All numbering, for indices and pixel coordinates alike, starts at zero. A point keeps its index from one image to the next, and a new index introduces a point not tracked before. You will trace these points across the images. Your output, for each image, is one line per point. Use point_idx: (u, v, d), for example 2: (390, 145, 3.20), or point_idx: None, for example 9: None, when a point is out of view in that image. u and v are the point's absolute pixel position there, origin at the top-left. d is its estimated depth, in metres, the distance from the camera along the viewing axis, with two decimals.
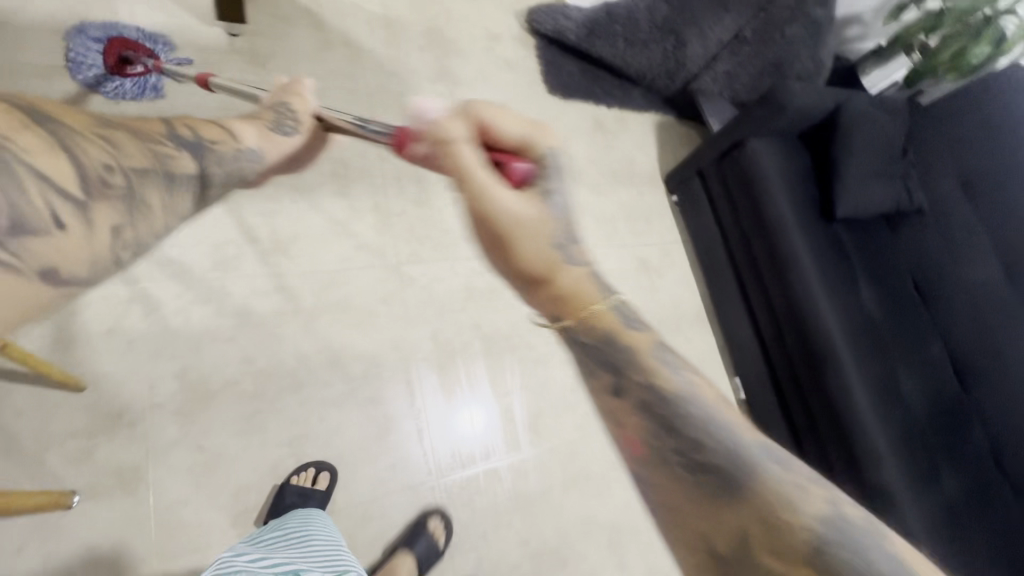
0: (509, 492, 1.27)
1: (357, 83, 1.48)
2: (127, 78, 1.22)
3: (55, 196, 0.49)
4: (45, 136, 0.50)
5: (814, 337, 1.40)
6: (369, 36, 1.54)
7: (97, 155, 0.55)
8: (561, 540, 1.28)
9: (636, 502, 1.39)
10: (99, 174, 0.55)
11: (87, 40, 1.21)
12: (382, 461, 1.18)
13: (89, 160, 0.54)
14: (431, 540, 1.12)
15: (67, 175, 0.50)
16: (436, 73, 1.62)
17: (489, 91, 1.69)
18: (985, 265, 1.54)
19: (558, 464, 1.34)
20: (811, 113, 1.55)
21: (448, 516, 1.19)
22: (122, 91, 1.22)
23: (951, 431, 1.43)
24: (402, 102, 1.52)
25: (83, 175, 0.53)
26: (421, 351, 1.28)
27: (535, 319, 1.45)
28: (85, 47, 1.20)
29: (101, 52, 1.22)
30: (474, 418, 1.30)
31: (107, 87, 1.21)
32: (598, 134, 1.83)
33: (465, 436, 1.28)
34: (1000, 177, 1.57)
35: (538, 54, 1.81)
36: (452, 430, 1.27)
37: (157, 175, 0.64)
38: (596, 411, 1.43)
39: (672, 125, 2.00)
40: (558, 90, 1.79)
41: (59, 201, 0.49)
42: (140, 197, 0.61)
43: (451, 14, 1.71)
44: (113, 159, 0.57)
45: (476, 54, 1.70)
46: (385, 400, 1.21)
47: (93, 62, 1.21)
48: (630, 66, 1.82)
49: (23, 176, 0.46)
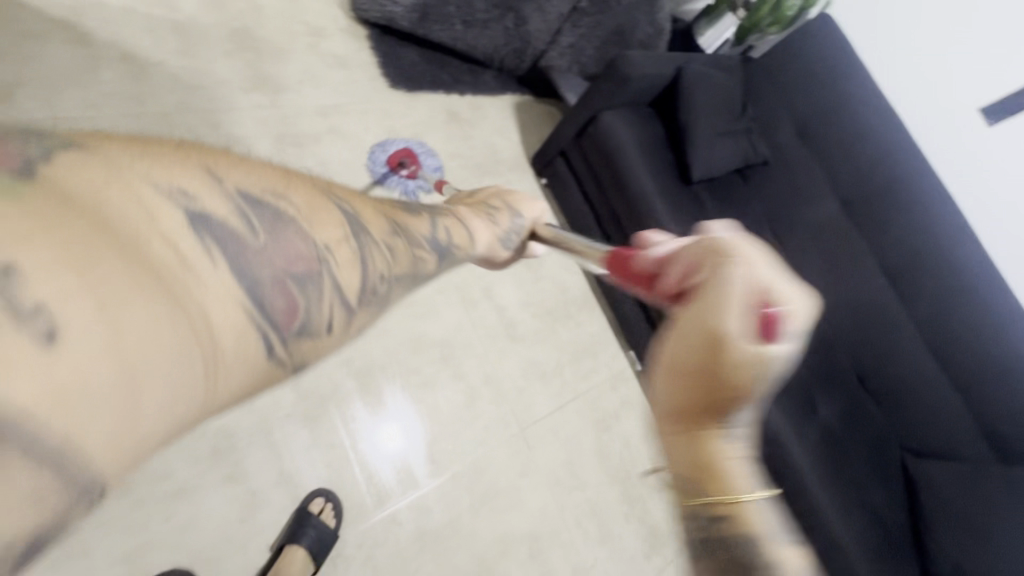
0: (413, 535, 1.16)
1: (147, 102, 1.22)
2: (394, 176, 1.48)
3: (245, 318, 0.35)
4: (250, 212, 0.39)
5: None
6: (155, 46, 1.29)
7: (318, 247, 0.44)
8: (478, 568, 1.20)
9: (552, 504, 1.35)
10: (307, 274, 0.42)
11: (386, 147, 1.51)
12: (252, 545, 1.03)
13: (294, 249, 0.41)
14: (320, 529, 1.02)
15: (267, 281, 0.38)
16: (252, 78, 1.39)
17: (322, 91, 1.49)
18: (828, 206, 1.66)
19: (463, 489, 1.25)
20: (654, 80, 1.54)
21: (338, 500, 1.10)
22: (389, 184, 1.46)
23: (820, 364, 1.51)
24: (211, 119, 1.29)
25: (287, 273, 0.40)
26: (283, 406, 1.12)
27: (414, 338, 1.33)
28: (383, 150, 1.50)
29: (390, 154, 1.50)
30: (393, 435, 1.22)
31: (389, 182, 1.46)
32: (454, 124, 1.71)
33: (383, 450, 1.20)
34: (824, 120, 1.70)
35: (372, 45, 1.64)
36: (373, 447, 1.19)
37: (379, 255, 0.51)
38: (495, 422, 1.35)
39: (531, 104, 1.94)
40: (402, 82, 1.64)
41: (257, 315, 0.36)
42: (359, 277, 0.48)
43: (260, 10, 1.49)
44: (346, 251, 0.47)
45: (298, 52, 1.50)
46: (246, 474, 1.05)
47: (381, 160, 1.49)
48: (473, 48, 1.75)
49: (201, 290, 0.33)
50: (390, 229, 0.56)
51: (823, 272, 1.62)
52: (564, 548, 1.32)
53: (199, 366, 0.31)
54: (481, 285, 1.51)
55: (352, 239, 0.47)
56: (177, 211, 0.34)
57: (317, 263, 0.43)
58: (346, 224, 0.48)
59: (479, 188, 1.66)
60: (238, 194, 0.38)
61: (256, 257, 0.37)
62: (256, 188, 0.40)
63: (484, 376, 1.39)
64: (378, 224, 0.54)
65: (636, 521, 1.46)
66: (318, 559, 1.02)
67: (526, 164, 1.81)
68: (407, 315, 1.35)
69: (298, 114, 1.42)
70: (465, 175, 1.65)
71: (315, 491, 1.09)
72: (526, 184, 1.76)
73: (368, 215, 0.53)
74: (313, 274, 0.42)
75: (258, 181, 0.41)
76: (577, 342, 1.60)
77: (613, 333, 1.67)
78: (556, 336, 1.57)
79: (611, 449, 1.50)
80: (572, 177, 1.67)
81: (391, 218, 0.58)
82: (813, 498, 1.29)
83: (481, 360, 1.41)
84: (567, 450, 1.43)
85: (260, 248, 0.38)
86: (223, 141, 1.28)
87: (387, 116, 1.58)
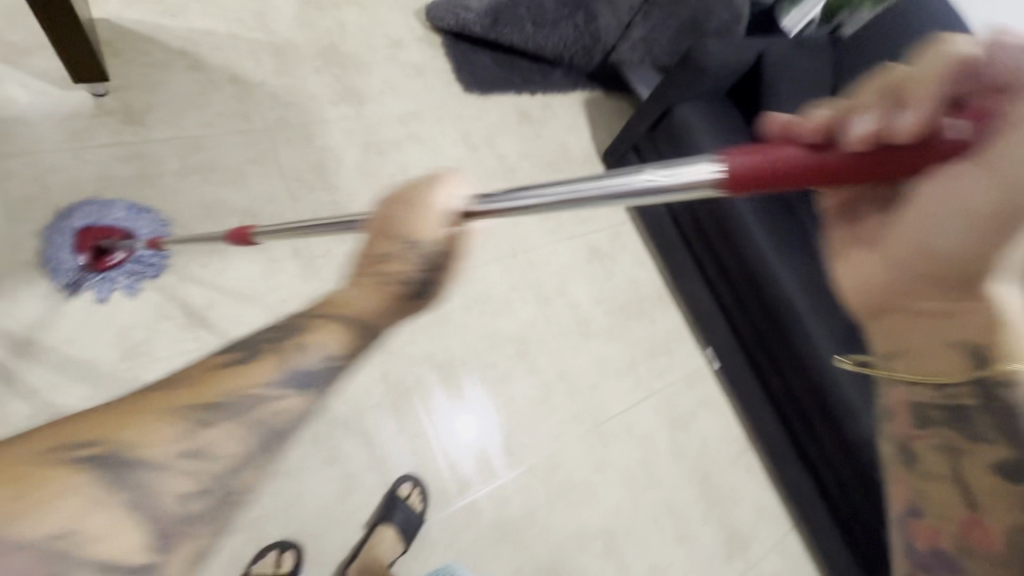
0: (493, 522, 1.21)
1: (252, 119, 1.35)
2: (113, 270, 1.10)
3: None
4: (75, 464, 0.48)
5: (773, 294, 1.38)
6: (257, 68, 1.42)
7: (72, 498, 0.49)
8: (555, 558, 1.23)
9: (627, 500, 1.35)
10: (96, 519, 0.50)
11: (62, 236, 1.08)
12: (349, 523, 1.11)
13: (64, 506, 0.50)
14: (408, 511, 1.11)
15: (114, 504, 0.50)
16: (340, 92, 1.50)
17: (402, 100, 1.57)
18: None
19: (539, 480, 1.28)
20: (733, 69, 1.49)
21: (422, 483, 1.18)
22: (115, 282, 1.10)
23: None
24: (306, 132, 1.40)
25: None
26: (373, 396, 1.20)
27: (490, 334, 1.38)
28: (59, 246, 1.07)
29: (75, 246, 1.09)
30: (468, 426, 1.27)
31: (87, 285, 1.08)
32: (525, 124, 1.74)
33: (458, 441, 1.25)
34: None
35: (446, 52, 1.71)
36: (451, 435, 1.25)
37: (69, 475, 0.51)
38: (569, 416, 1.38)
39: (601, 100, 1.93)
40: (475, 85, 1.69)
41: None
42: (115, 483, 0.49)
43: (345, 27, 1.59)
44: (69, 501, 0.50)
45: (379, 64, 1.59)
46: (342, 458, 1.13)
47: (67, 261, 1.07)
48: (543, 48, 1.77)
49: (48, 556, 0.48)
50: (357, 327, 0.59)
51: None
52: (641, 545, 1.32)
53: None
54: (554, 282, 1.53)
55: (289, 376, 0.55)
56: (160, 460, 0.46)
57: (272, 422, 0.53)
58: (318, 359, 0.57)
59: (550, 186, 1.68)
60: (195, 407, 0.49)
61: (162, 483, 0.46)
62: (225, 393, 0.51)
63: (557, 372, 1.42)
64: (366, 303, 0.61)
65: (715, 522, 1.42)
66: (406, 540, 1.10)
67: (597, 160, 1.80)
68: (482, 311, 1.40)
69: (380, 123, 1.51)
70: (536, 173, 1.68)
71: (402, 477, 1.17)
72: None
73: (319, 333, 0.58)
74: (262, 451, 0.52)
75: (189, 396, 0.50)
76: (650, 339, 1.58)
77: (687, 329, 1.63)
78: (629, 334, 1.56)
79: (687, 449, 1.48)
80: None
81: (359, 326, 0.59)
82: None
83: (555, 356, 1.43)
84: (642, 448, 1.42)
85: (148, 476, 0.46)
86: (316, 151, 1.39)
87: (461, 120, 1.63)
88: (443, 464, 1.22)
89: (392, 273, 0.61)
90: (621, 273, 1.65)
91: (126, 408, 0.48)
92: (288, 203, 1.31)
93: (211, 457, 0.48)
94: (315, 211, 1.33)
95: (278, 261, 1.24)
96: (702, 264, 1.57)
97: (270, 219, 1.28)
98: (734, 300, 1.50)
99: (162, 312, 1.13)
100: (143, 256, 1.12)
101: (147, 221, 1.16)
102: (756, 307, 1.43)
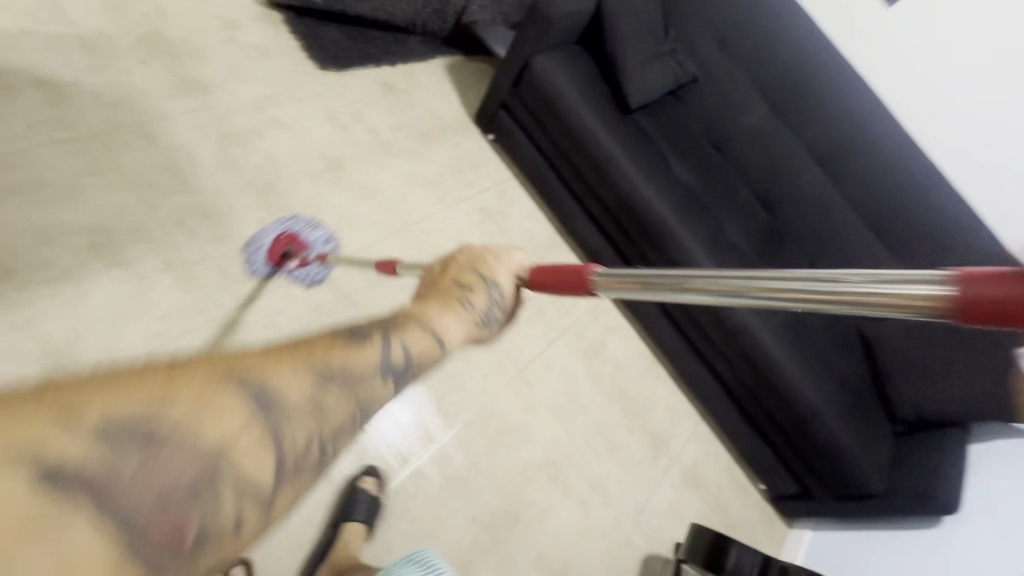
0: (441, 482, 1.24)
1: (75, 125, 1.18)
2: (297, 271, 1.25)
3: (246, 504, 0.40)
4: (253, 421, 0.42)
5: (648, 219, 1.55)
6: (67, 66, 1.23)
7: (301, 429, 0.45)
8: (507, 499, 1.30)
9: (560, 431, 1.45)
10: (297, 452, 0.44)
11: (257, 245, 1.22)
12: (295, 522, 1.07)
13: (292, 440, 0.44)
14: (369, 500, 1.10)
15: (264, 461, 0.42)
16: (176, 83, 1.36)
17: (252, 85, 1.46)
18: (757, 109, 1.75)
19: (477, 432, 1.33)
20: (577, 16, 1.58)
21: (379, 474, 1.17)
22: (303, 279, 1.25)
23: (774, 255, 1.65)
24: (147, 131, 1.26)
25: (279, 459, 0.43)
26: None
27: (401, 307, 1.38)
28: (252, 249, 1.22)
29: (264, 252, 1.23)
30: (405, 406, 1.28)
31: (295, 276, 1.25)
32: (392, 96, 1.71)
33: (397, 424, 1.26)
34: (743, 28, 1.77)
35: (291, 30, 1.61)
36: (388, 420, 1.25)
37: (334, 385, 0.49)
38: (492, 368, 1.44)
39: (462, 64, 1.94)
40: (330, 62, 1.62)
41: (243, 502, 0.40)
42: (308, 439, 0.46)
43: (167, 13, 1.44)
44: (318, 426, 0.46)
45: (217, 49, 1.46)
46: None
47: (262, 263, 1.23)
48: (394, 15, 1.75)
49: (225, 489, 0.39)
50: (317, 384, 0.48)
51: (766, 170, 1.73)
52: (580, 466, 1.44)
53: (177, 554, 0.36)
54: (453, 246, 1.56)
55: (267, 430, 0.42)
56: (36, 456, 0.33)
57: (193, 498, 0.37)
58: (242, 412, 0.41)
59: (430, 154, 1.68)
60: (132, 417, 0.36)
61: (157, 468, 0.37)
62: (128, 415, 0.36)
63: None
64: (302, 385, 0.47)
65: (638, 430, 1.59)
66: (369, 530, 1.10)
67: (470, 123, 1.82)
68: (388, 287, 1.39)
69: (232, 112, 1.39)
70: (413, 143, 1.66)
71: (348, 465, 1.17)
72: (474, 143, 1.79)
73: (276, 371, 0.45)
74: (206, 487, 0.38)
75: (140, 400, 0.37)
76: None
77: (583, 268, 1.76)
78: None
79: (603, 373, 1.61)
80: (516, 127, 1.71)
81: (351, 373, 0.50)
82: (789, 373, 1.46)
83: None
84: (564, 381, 1.53)
85: (226, 450, 0.40)
86: (165, 151, 1.26)
87: (323, 99, 1.56)
88: (388, 451, 1.22)
89: (300, 410, 0.45)
90: (514, 226, 1.72)
91: (72, 390, 0.37)
92: (144, 212, 1.18)
93: (112, 508, 0.34)
94: (179, 215, 1.21)
95: (149, 275, 1.12)
96: (584, 205, 1.69)
97: (128, 229, 1.14)
98: (617, 232, 1.64)
99: (16, 354, 0.96)
100: (314, 265, 1.25)
101: (313, 232, 1.27)
102: (637, 235, 1.59)
